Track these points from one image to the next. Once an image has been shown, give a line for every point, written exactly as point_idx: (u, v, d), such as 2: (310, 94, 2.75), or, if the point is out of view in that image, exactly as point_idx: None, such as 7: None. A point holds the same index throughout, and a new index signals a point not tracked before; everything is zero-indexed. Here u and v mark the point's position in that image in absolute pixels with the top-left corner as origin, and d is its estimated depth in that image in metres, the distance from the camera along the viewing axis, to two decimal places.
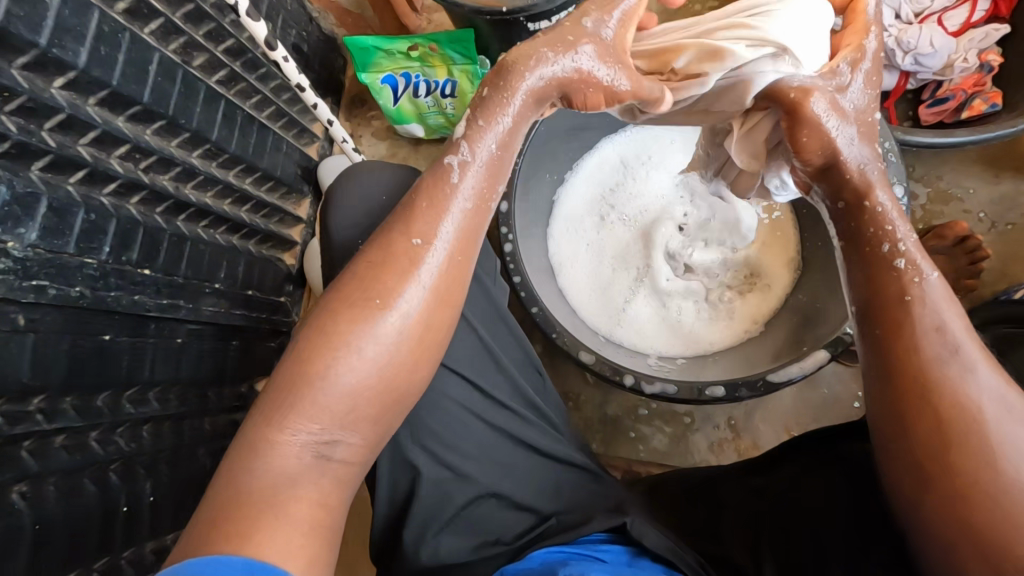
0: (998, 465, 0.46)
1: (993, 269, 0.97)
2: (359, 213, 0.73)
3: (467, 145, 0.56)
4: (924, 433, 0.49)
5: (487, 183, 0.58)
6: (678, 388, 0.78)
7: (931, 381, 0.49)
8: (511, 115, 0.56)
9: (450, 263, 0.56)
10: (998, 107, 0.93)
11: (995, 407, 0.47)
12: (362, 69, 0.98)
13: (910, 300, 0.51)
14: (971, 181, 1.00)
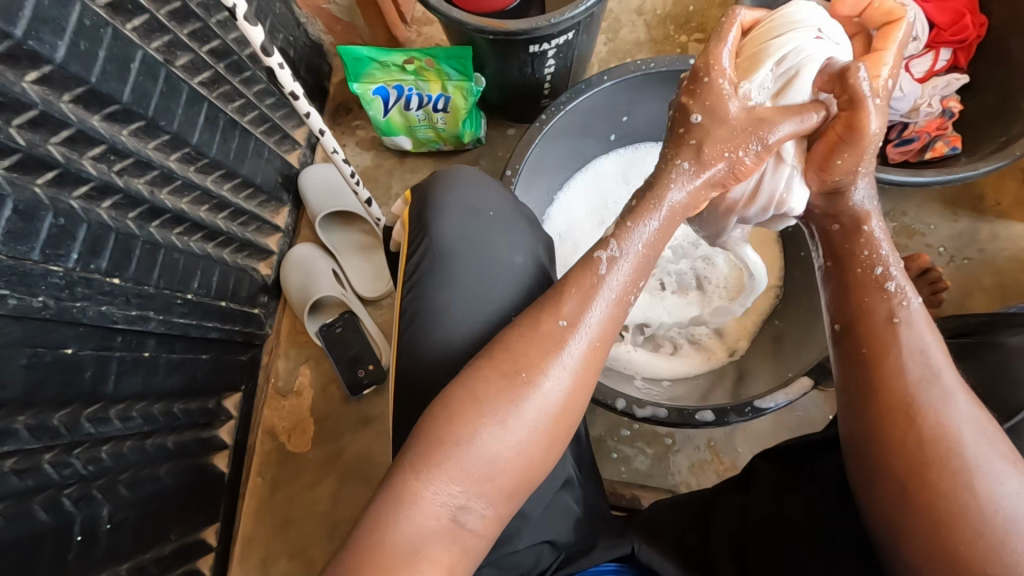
0: (974, 487, 0.47)
1: (952, 300, 1.03)
2: (465, 218, 0.64)
3: (617, 241, 0.57)
4: (905, 455, 0.50)
5: (632, 280, 0.57)
6: (669, 413, 0.78)
7: (904, 397, 0.51)
8: (659, 220, 0.57)
9: (591, 352, 0.55)
10: (957, 150, 1.01)
11: (969, 430, 0.49)
12: (354, 79, 0.96)
13: (897, 322, 0.54)
14: (932, 217, 1.07)
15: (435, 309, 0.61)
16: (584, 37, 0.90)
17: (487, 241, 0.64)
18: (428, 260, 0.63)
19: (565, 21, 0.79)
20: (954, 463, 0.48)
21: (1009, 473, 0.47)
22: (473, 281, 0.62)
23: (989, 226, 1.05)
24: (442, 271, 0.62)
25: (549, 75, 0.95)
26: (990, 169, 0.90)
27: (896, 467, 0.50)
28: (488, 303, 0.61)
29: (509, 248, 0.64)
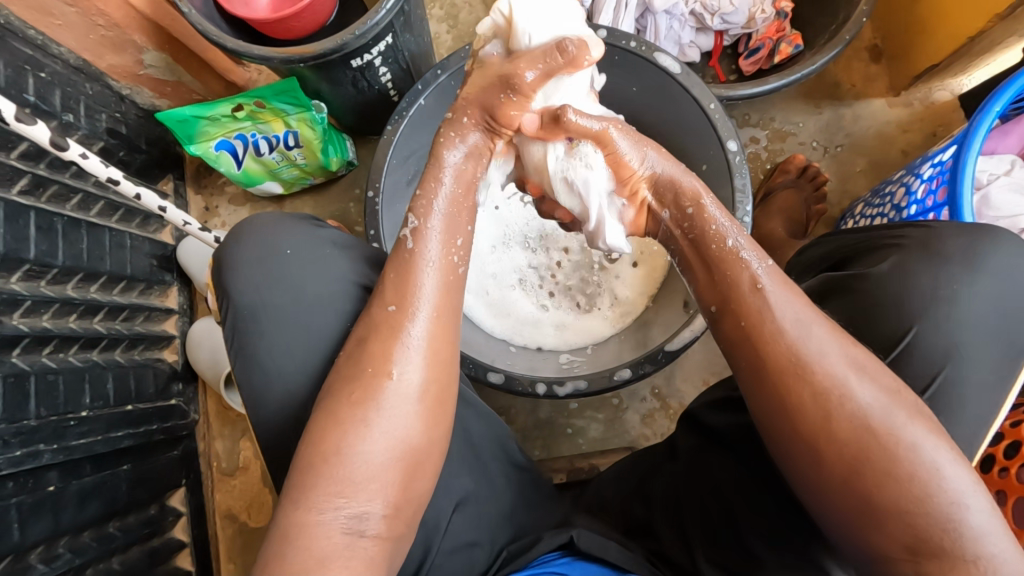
0: (872, 427, 0.46)
1: (835, 190, 1.07)
2: (264, 263, 0.61)
3: (415, 215, 0.59)
4: (807, 415, 0.48)
5: (447, 243, 0.59)
6: (590, 382, 0.79)
7: (786, 359, 0.50)
8: (449, 184, 0.61)
9: (434, 325, 0.55)
10: (801, 47, 1.02)
11: (853, 371, 0.48)
12: (190, 141, 0.92)
13: (762, 288, 0.53)
14: (798, 115, 1.09)
15: (269, 368, 0.58)
16: (408, 36, 0.87)
17: (301, 280, 0.61)
18: (241, 321, 0.60)
19: (371, 28, 0.76)
20: (853, 413, 0.47)
21: (895, 401, 0.47)
22: (301, 327, 0.59)
23: (853, 108, 1.08)
24: (258, 327, 0.59)
25: (389, 82, 0.92)
26: (827, 59, 0.93)
27: (803, 427, 0.48)
28: (318, 342, 0.59)
29: (320, 274, 0.61)
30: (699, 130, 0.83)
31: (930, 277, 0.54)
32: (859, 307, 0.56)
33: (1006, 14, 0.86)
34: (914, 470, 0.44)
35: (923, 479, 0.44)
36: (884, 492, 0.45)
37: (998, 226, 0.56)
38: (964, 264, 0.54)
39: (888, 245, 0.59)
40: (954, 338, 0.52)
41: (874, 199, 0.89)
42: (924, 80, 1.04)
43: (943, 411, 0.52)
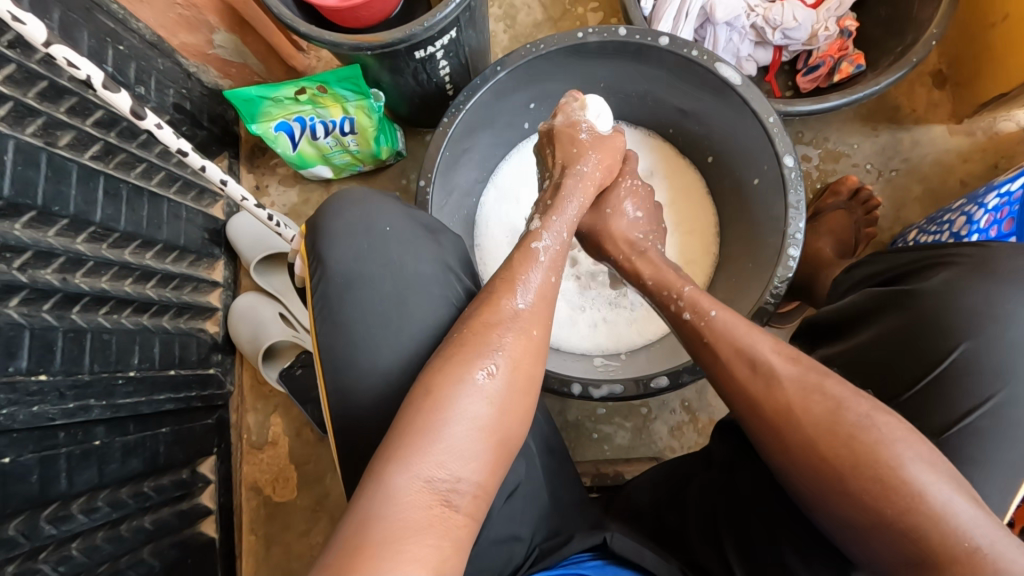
0: (821, 444, 0.49)
1: (887, 215, 1.04)
2: (361, 237, 0.63)
3: (546, 232, 0.66)
4: (766, 422, 0.53)
5: (559, 259, 0.64)
6: (625, 387, 0.78)
7: (742, 397, 0.55)
8: (568, 211, 0.69)
9: (537, 319, 0.59)
10: (862, 68, 1.00)
11: (796, 395, 0.52)
12: (252, 120, 0.94)
13: (707, 339, 0.59)
14: (854, 136, 1.07)
15: (359, 339, 0.60)
16: (471, 31, 0.88)
17: (395, 257, 0.63)
18: (335, 287, 0.62)
19: (438, 21, 0.78)
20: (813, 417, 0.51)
21: (843, 413, 0.50)
22: (397, 302, 0.61)
23: (911, 133, 1.06)
24: (351, 296, 0.61)
25: (447, 76, 0.93)
26: (890, 82, 0.91)
27: (774, 450, 0.52)
28: (411, 319, 0.61)
29: (421, 258, 0.64)
30: (755, 143, 0.83)
31: (989, 296, 0.56)
32: (911, 323, 0.58)
33: None
34: (876, 466, 0.47)
35: (885, 472, 0.47)
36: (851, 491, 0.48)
37: None
38: (1018, 285, 0.56)
39: (938, 266, 0.61)
40: (1004, 373, 0.54)
41: (930, 225, 0.86)
42: (989, 109, 1.01)
43: (1001, 434, 0.53)
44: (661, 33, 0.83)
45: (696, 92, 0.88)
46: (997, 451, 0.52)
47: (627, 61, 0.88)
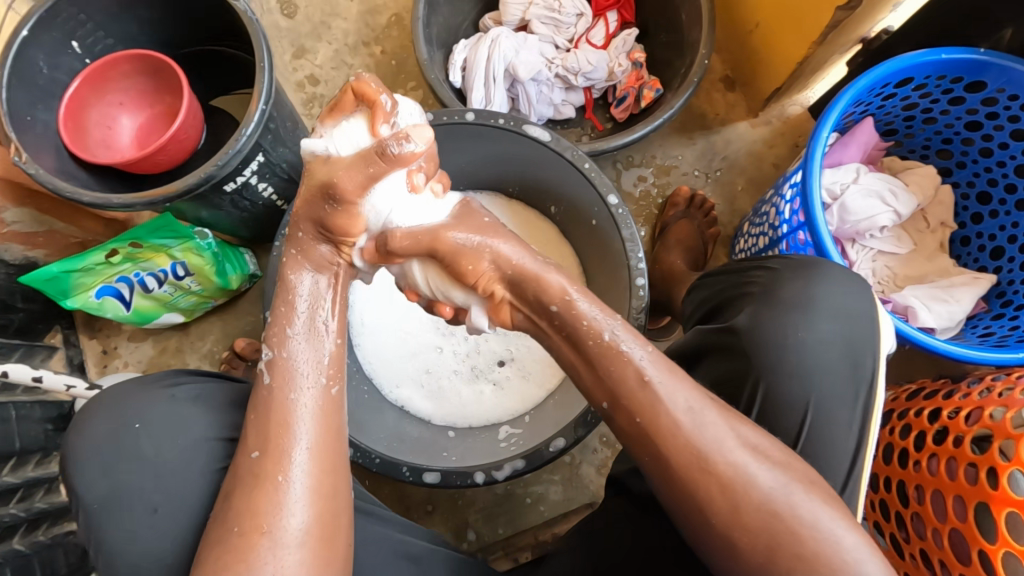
0: (777, 509, 0.49)
1: (724, 211, 1.14)
2: (106, 450, 0.58)
3: (271, 346, 0.58)
4: (716, 510, 0.50)
5: (319, 366, 0.58)
6: (527, 459, 0.77)
7: (680, 460, 0.50)
8: (303, 307, 0.59)
9: (313, 459, 0.54)
10: (660, 90, 1.09)
11: (748, 456, 0.50)
12: (65, 296, 0.88)
13: (650, 381, 0.52)
14: (675, 148, 1.16)
15: (134, 556, 0.56)
16: (282, 148, 0.87)
17: (157, 452, 0.58)
18: (93, 516, 0.57)
19: (234, 155, 0.75)
20: (751, 496, 0.49)
21: (789, 482, 0.50)
22: (169, 505, 0.57)
23: (721, 135, 1.16)
24: (114, 518, 0.56)
25: (272, 194, 0.91)
26: (683, 101, 1.00)
27: (714, 518, 0.50)
28: (192, 515, 0.56)
29: (178, 441, 0.59)
30: (581, 188, 0.87)
31: (781, 326, 0.57)
32: (730, 372, 0.60)
33: (821, 41, 0.94)
34: (822, 550, 0.48)
35: (825, 551, 0.48)
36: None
37: (825, 260, 0.61)
38: (804, 310, 0.58)
39: (740, 294, 0.63)
40: (808, 377, 0.56)
41: (755, 218, 0.95)
42: (775, 100, 1.13)
43: (821, 456, 0.55)
44: (466, 111, 0.86)
45: (517, 151, 0.91)
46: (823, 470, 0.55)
47: (444, 141, 0.91)
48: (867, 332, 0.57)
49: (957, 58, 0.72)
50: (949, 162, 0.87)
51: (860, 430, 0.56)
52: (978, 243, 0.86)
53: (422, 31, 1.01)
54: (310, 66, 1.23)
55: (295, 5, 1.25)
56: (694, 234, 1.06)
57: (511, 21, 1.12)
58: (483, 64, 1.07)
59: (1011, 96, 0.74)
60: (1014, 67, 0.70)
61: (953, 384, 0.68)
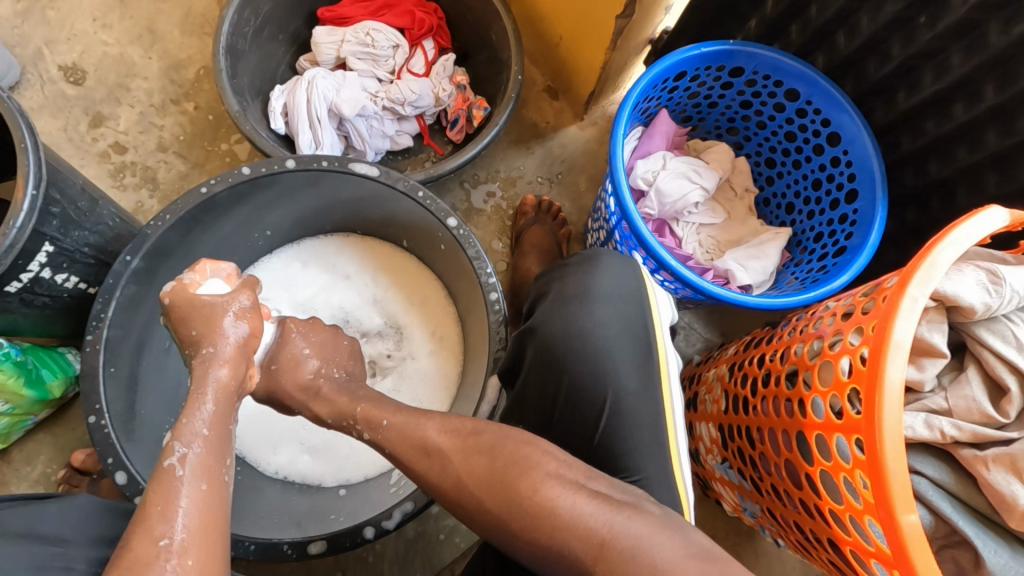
0: (496, 497, 0.51)
1: (572, 211, 1.20)
2: None
3: (183, 440, 0.50)
4: (467, 517, 0.54)
5: (217, 463, 0.50)
6: (414, 499, 0.74)
7: (433, 486, 0.56)
8: (213, 403, 0.54)
9: (205, 550, 0.44)
10: (488, 108, 1.12)
11: (464, 460, 0.54)
12: None
13: (389, 441, 0.60)
14: (516, 159, 1.21)
15: None
16: (79, 231, 0.77)
17: None
18: None
19: (6, 252, 0.65)
20: (480, 491, 0.52)
21: (503, 467, 0.52)
22: None
23: (555, 140, 1.22)
24: None
25: (78, 282, 0.81)
26: (508, 114, 1.03)
27: (473, 522, 0.54)
28: None
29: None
30: (421, 215, 0.87)
31: (569, 318, 0.65)
32: (537, 369, 0.66)
33: (613, 47, 1.00)
34: (543, 521, 0.48)
35: (542, 522, 0.48)
36: (537, 551, 0.49)
37: (605, 250, 0.69)
38: (584, 299, 0.65)
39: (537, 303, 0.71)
40: (599, 358, 0.63)
41: (594, 215, 1.01)
42: (594, 103, 1.19)
43: (626, 427, 0.62)
44: (285, 158, 0.81)
45: (350, 190, 0.89)
46: (630, 438, 0.62)
47: (270, 192, 0.86)
48: (636, 306, 0.65)
49: (715, 51, 0.82)
50: (737, 138, 1.00)
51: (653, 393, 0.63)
52: (773, 203, 0.99)
53: (226, 82, 0.95)
54: (113, 133, 1.12)
55: (82, 71, 1.14)
56: (547, 238, 1.11)
57: (326, 60, 1.12)
58: (305, 109, 1.05)
59: (764, 77, 0.86)
60: (758, 53, 0.82)
61: (772, 329, 0.77)
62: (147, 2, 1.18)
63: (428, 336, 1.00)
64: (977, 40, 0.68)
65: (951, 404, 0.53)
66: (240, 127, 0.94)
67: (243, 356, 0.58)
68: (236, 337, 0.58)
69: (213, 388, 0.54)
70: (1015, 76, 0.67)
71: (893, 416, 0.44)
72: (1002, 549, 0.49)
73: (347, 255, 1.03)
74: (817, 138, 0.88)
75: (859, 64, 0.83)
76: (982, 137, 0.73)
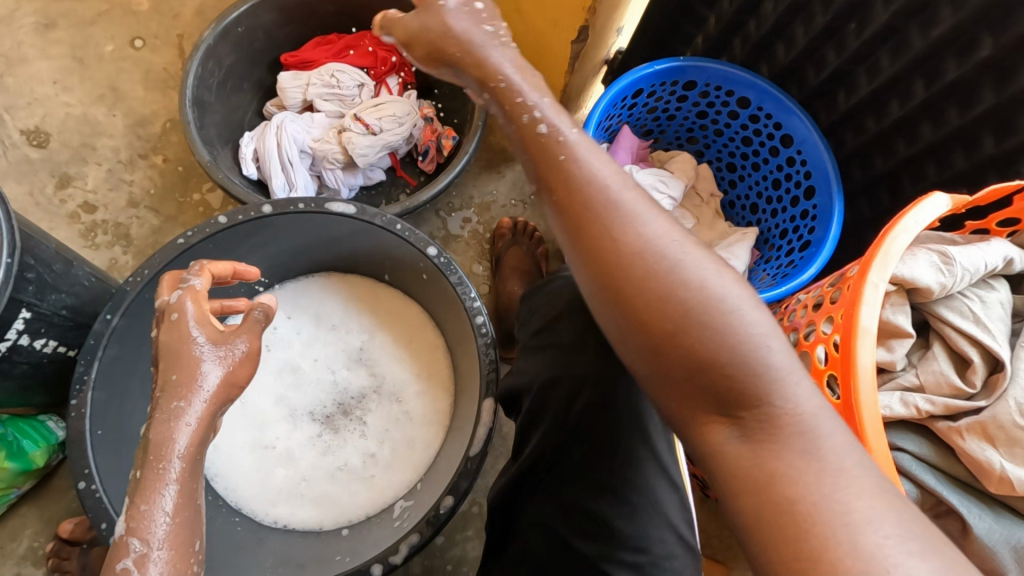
0: (675, 286, 0.42)
1: (547, 229, 1.23)
2: None
3: (138, 536, 0.46)
4: (613, 285, 0.44)
5: (181, 556, 0.47)
6: (419, 531, 0.74)
7: (580, 224, 0.46)
8: (175, 484, 0.48)
9: None
10: (457, 136, 1.15)
11: (659, 235, 0.44)
12: None
13: (567, 157, 0.48)
14: (488, 183, 1.24)
15: None
16: (55, 294, 0.76)
17: None
18: None
19: None
20: (648, 265, 0.43)
21: (703, 266, 0.43)
22: None
23: None
24: None
25: (57, 345, 0.80)
26: (477, 139, 1.05)
27: (613, 296, 0.44)
28: None
29: None
30: (401, 247, 0.89)
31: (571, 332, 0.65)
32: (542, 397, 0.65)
33: (572, 70, 1.04)
34: (724, 338, 0.41)
35: (723, 333, 0.41)
36: (691, 363, 0.41)
37: None
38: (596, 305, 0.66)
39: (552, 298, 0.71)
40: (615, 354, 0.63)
41: None
42: None
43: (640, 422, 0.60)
44: (261, 203, 0.83)
45: (328, 229, 0.90)
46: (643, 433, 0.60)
47: (249, 237, 0.86)
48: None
49: (667, 67, 0.87)
50: (697, 146, 1.05)
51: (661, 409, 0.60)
52: (738, 204, 1.04)
53: (195, 133, 0.96)
54: (81, 193, 1.11)
55: (46, 134, 1.14)
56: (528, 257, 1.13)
57: (294, 104, 1.14)
58: (276, 152, 1.06)
59: (716, 88, 0.91)
60: (708, 66, 0.87)
61: None
62: (108, 62, 1.19)
63: (419, 370, 1.00)
64: (902, 42, 0.74)
65: (922, 380, 0.56)
66: (212, 177, 0.95)
67: (218, 410, 0.54)
68: (218, 378, 0.54)
69: (170, 466, 0.49)
70: (940, 72, 0.73)
71: (869, 396, 0.46)
72: (985, 513, 0.51)
73: (330, 296, 1.03)
74: (772, 140, 0.92)
75: (800, 71, 0.88)
76: (918, 129, 0.79)
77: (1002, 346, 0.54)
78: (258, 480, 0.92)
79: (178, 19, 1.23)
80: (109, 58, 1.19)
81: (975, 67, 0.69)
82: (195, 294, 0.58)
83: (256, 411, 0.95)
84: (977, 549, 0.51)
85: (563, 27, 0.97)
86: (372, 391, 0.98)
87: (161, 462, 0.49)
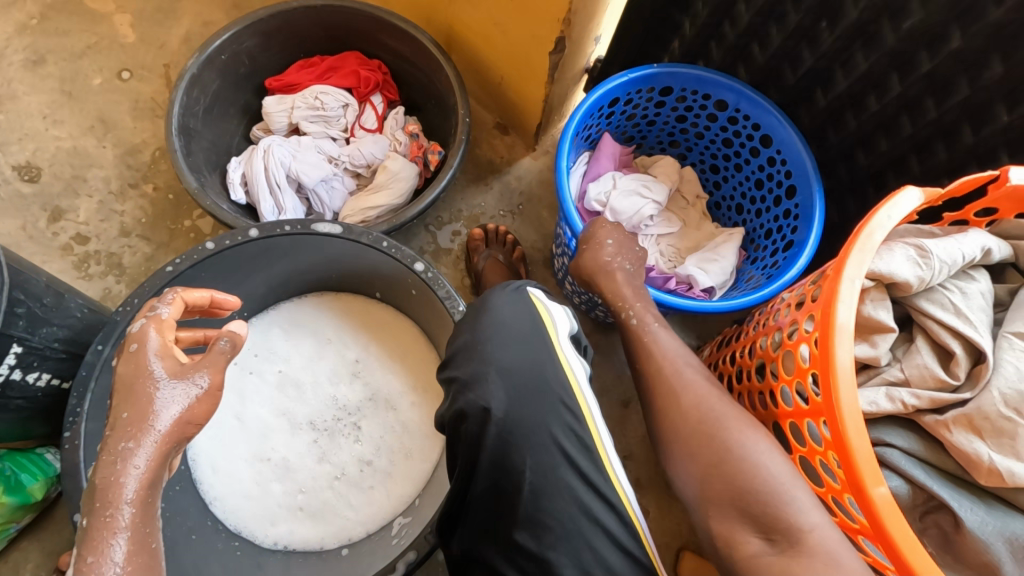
0: (728, 439, 0.57)
1: (537, 238, 1.23)
2: None
3: None
4: (679, 431, 0.60)
5: None
6: (417, 548, 0.74)
7: (657, 377, 0.66)
8: (126, 531, 0.48)
9: None
10: (443, 151, 1.16)
11: (720, 400, 0.61)
12: None
13: (653, 339, 0.70)
14: (477, 196, 1.24)
15: None
16: (47, 327, 0.77)
17: None
18: None
19: None
20: (703, 419, 0.60)
21: (753, 428, 0.57)
22: None
23: (511, 175, 1.26)
24: None
25: (51, 378, 0.80)
26: (461, 153, 1.06)
27: (684, 436, 0.60)
28: None
29: None
30: (389, 263, 0.90)
31: (475, 366, 0.63)
32: (458, 434, 0.63)
33: (552, 81, 1.05)
34: (759, 475, 0.53)
35: (757, 469, 0.54)
36: (730, 491, 0.54)
37: (512, 283, 0.69)
38: (499, 335, 0.63)
39: (463, 333, 0.67)
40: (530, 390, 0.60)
41: (557, 242, 1.04)
42: (544, 134, 1.23)
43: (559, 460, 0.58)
44: (248, 227, 0.84)
45: (315, 250, 0.91)
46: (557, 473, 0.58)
47: (240, 261, 0.87)
48: (540, 345, 0.63)
49: (641, 75, 0.87)
50: (679, 149, 1.05)
51: (577, 435, 0.59)
52: (724, 205, 1.04)
53: (182, 161, 0.97)
54: (74, 225, 1.12)
55: (37, 168, 1.15)
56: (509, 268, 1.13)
57: (280, 127, 1.15)
58: (264, 176, 1.08)
59: (693, 93, 0.91)
60: (685, 70, 0.87)
61: (740, 326, 0.80)
62: (97, 94, 1.21)
63: (412, 384, 1.00)
64: (874, 37, 0.74)
65: (908, 374, 0.55)
66: (200, 203, 0.96)
67: (168, 450, 0.52)
68: (172, 416, 0.53)
69: (119, 513, 0.48)
70: (913, 65, 0.73)
71: (849, 399, 0.46)
72: (977, 506, 0.51)
73: (323, 313, 1.03)
74: (751, 141, 0.93)
75: (777, 71, 0.89)
76: (897, 121, 0.79)
77: (985, 337, 0.54)
78: (252, 504, 0.92)
79: (164, 49, 1.25)
80: (97, 91, 1.21)
81: (947, 59, 0.69)
82: (159, 323, 0.57)
83: (257, 428, 0.96)
84: (971, 542, 0.51)
85: (541, 40, 0.98)
86: (356, 409, 0.98)
87: (107, 511, 0.48)
